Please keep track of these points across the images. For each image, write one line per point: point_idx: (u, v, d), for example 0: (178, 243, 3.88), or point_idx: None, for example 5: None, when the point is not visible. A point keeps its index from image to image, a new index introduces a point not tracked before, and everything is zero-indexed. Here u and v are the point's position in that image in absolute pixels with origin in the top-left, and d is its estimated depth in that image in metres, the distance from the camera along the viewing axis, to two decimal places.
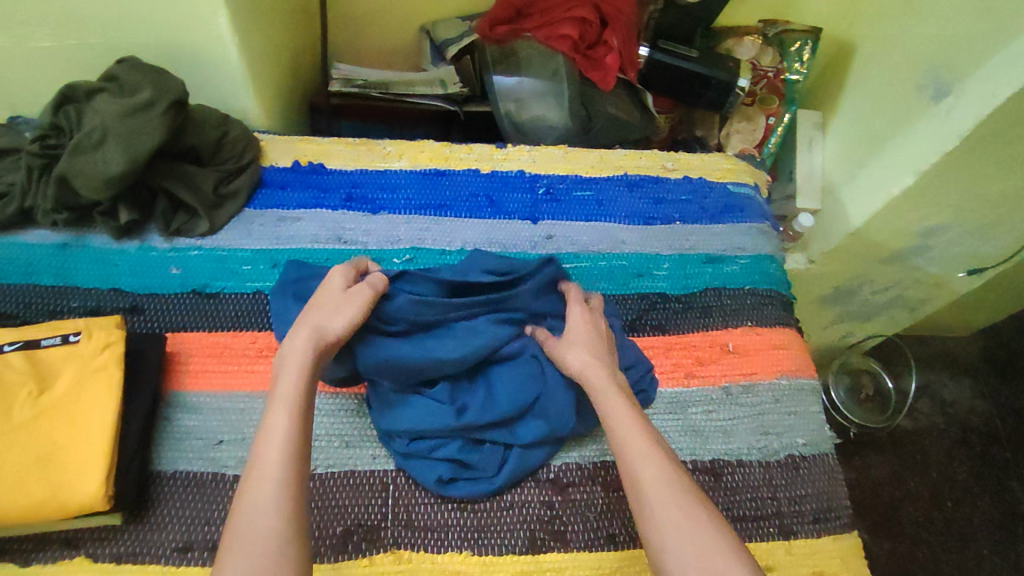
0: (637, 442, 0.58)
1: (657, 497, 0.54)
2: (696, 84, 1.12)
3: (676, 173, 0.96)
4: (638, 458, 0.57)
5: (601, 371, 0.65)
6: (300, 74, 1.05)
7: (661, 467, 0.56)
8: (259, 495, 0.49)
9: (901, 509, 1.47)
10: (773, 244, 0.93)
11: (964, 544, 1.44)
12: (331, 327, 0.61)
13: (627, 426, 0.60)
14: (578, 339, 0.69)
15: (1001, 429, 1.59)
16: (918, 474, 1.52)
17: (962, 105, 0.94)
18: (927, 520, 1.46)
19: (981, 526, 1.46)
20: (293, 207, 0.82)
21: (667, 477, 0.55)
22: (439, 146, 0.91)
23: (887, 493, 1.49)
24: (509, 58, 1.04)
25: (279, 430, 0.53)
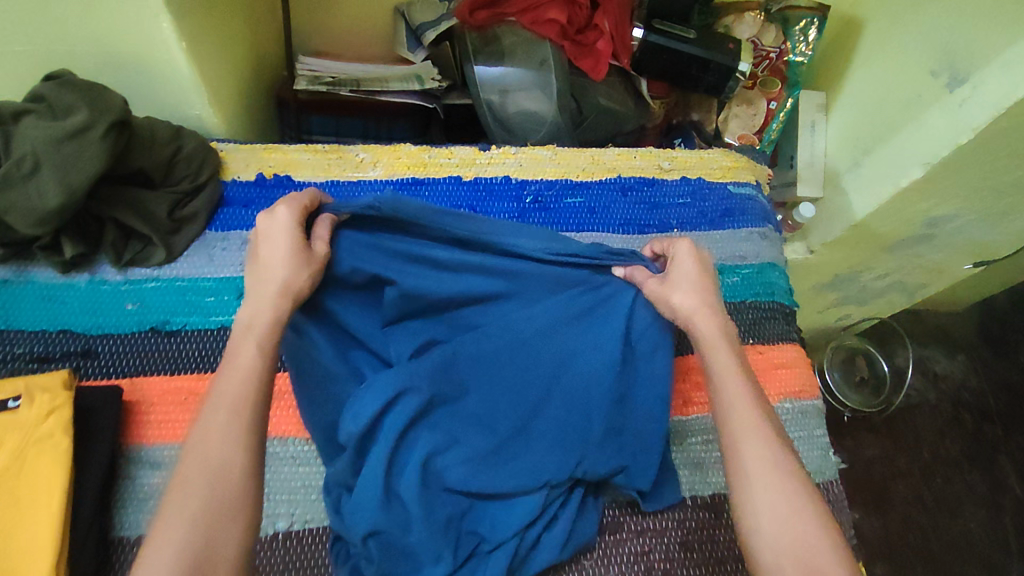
0: (741, 412, 0.59)
1: (758, 475, 0.55)
2: (694, 68, 1.04)
3: (673, 173, 0.90)
4: (743, 435, 0.57)
5: (709, 323, 0.64)
6: (265, 65, 0.96)
7: (763, 445, 0.57)
8: (222, 434, 0.51)
9: (892, 488, 1.48)
10: (776, 250, 0.88)
11: (953, 521, 1.46)
12: (292, 279, 0.58)
13: (732, 389, 0.60)
14: (688, 280, 0.67)
15: (991, 404, 1.60)
16: (909, 453, 1.52)
17: (979, 96, 0.88)
18: (917, 499, 1.47)
19: (971, 503, 1.48)
20: (258, 227, 0.76)
21: (769, 455, 0.56)
22: (417, 151, 0.84)
23: (878, 473, 1.49)
24: (491, 46, 0.94)
25: (244, 371, 0.54)
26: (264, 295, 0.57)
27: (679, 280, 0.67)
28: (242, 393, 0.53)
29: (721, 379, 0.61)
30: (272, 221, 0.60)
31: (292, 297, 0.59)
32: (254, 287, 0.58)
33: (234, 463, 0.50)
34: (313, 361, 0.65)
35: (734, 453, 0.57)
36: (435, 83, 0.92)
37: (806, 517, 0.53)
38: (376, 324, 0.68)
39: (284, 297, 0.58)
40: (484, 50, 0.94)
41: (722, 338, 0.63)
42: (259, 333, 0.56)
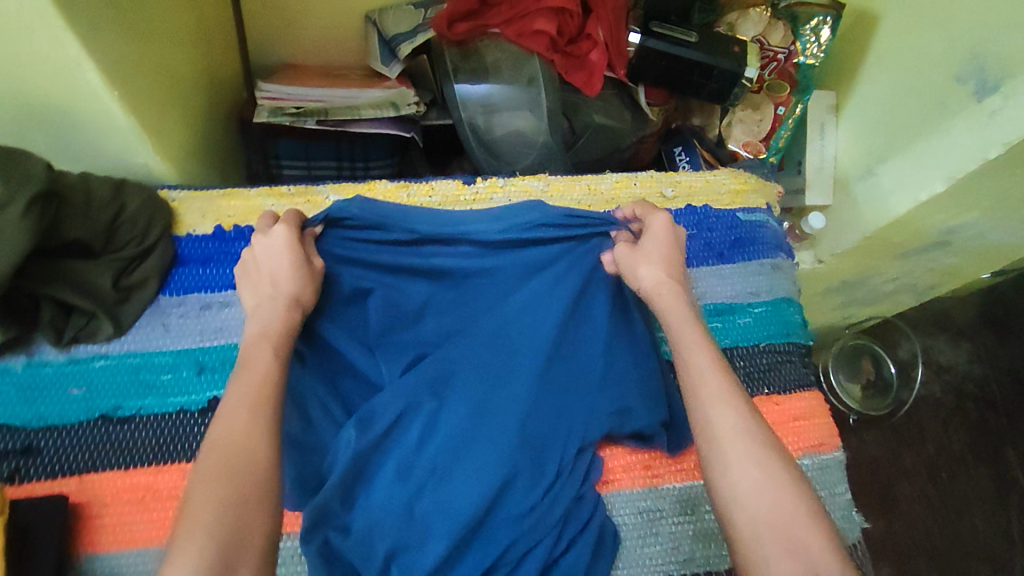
0: (708, 374, 0.55)
1: (728, 437, 0.52)
2: (696, 74, 0.95)
3: (676, 201, 0.83)
4: (711, 398, 0.54)
5: (670, 291, 0.62)
6: (221, 89, 0.86)
7: (734, 406, 0.53)
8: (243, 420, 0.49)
9: (896, 487, 1.41)
10: (790, 282, 0.81)
11: (957, 517, 1.39)
12: (300, 290, 0.60)
13: (697, 351, 0.57)
14: (650, 252, 0.65)
15: (997, 393, 1.51)
16: (914, 449, 1.45)
17: (1012, 108, 0.80)
18: (922, 496, 1.40)
19: (976, 498, 1.41)
20: (219, 287, 0.68)
21: (739, 415, 0.53)
22: (394, 189, 0.76)
23: (882, 471, 1.43)
24: (473, 62, 0.85)
25: (261, 369, 0.52)
26: (271, 304, 0.58)
27: (648, 251, 0.66)
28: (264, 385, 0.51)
29: (686, 343, 0.58)
30: (273, 240, 0.61)
31: (296, 305, 0.59)
32: (262, 304, 0.58)
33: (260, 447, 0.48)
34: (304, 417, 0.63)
35: (704, 416, 0.53)
36: (411, 108, 0.84)
37: (784, 480, 0.50)
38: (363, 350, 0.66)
39: (292, 305, 0.58)
40: (466, 69, 0.85)
41: (683, 303, 0.61)
42: (273, 338, 0.55)
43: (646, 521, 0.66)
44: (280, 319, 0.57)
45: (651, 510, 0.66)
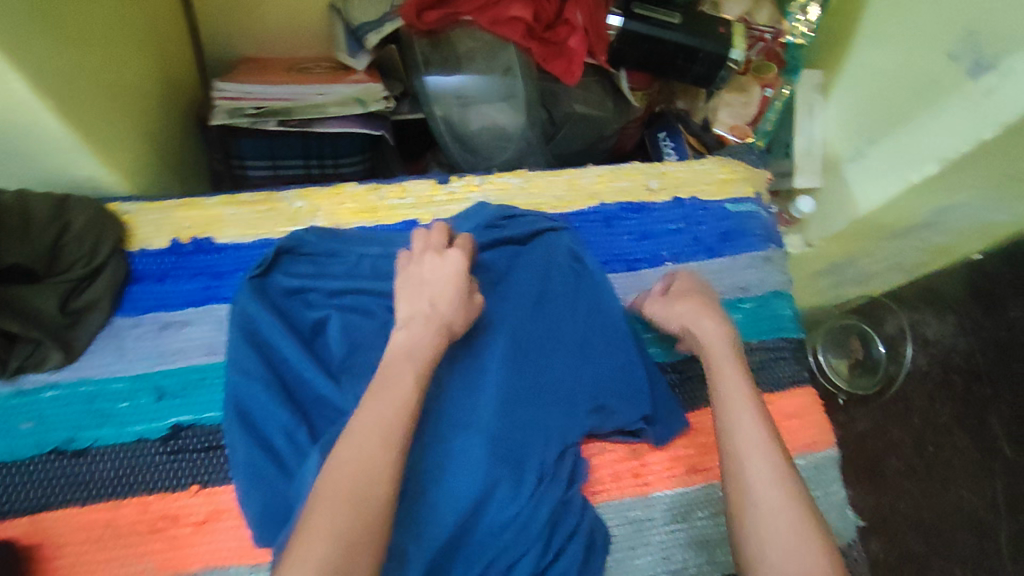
0: (745, 422, 0.53)
1: (761, 493, 0.49)
2: (680, 58, 0.91)
3: (663, 194, 0.79)
4: (748, 450, 0.51)
5: (714, 334, 0.60)
6: (174, 89, 0.81)
7: (770, 461, 0.51)
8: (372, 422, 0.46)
9: (883, 464, 1.12)
10: (780, 274, 0.78)
11: (946, 491, 1.07)
12: (448, 315, 0.56)
13: (737, 397, 0.55)
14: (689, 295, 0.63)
15: None
16: (899, 425, 1.13)
17: (1008, 86, 0.77)
18: (909, 475, 1.10)
19: (964, 469, 1.06)
20: (178, 305, 0.64)
21: (774, 470, 0.50)
22: (364, 192, 0.72)
23: (876, 449, 1.13)
24: (444, 53, 0.80)
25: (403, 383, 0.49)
26: (416, 325, 0.54)
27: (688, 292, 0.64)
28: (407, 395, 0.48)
29: (726, 388, 0.56)
30: (444, 263, 0.58)
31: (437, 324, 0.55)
32: (413, 322, 0.54)
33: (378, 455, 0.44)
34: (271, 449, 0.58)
35: (736, 466, 0.51)
36: (379, 105, 0.81)
37: (814, 547, 0.46)
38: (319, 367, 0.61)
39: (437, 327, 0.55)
40: (436, 60, 0.80)
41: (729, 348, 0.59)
42: (418, 359, 0.51)
43: (633, 532, 0.63)
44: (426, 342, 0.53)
45: (640, 521, 0.64)
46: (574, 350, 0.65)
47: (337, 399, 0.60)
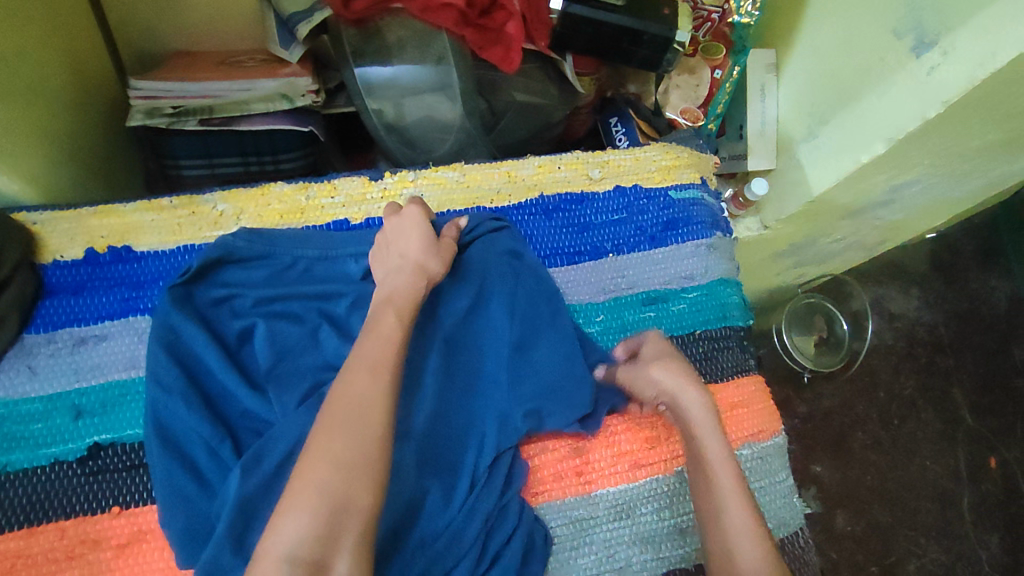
0: (733, 515, 0.56)
1: None
2: (626, 41, 0.87)
3: (605, 183, 0.77)
4: (736, 543, 0.55)
5: (698, 412, 0.62)
6: (89, 88, 0.77)
7: (758, 550, 0.54)
8: (330, 445, 0.48)
9: (850, 436, 1.30)
10: (726, 262, 0.77)
11: (909, 460, 1.29)
12: (432, 265, 0.61)
13: (725, 487, 0.58)
14: (661, 363, 0.64)
15: (945, 336, 1.38)
16: (866, 397, 1.33)
17: (949, 64, 0.75)
18: (875, 443, 1.29)
19: (926, 439, 1.30)
20: (94, 319, 0.61)
21: (763, 560, 0.53)
22: (291, 191, 0.69)
23: (838, 423, 1.30)
24: (373, 44, 0.76)
25: (363, 380, 0.51)
26: (402, 277, 0.59)
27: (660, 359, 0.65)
28: (371, 406, 0.49)
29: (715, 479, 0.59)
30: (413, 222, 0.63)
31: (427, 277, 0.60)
32: (390, 272, 0.60)
33: (346, 479, 0.47)
34: (194, 466, 0.56)
35: (727, 556, 0.55)
36: (304, 100, 0.81)
37: None
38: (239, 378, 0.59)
39: (423, 277, 0.60)
40: (368, 51, 0.77)
41: (715, 432, 0.61)
42: (398, 305, 0.57)
43: (574, 530, 0.62)
44: (413, 290, 0.58)
45: (581, 519, 0.63)
46: (515, 346, 0.65)
47: (263, 410, 0.59)
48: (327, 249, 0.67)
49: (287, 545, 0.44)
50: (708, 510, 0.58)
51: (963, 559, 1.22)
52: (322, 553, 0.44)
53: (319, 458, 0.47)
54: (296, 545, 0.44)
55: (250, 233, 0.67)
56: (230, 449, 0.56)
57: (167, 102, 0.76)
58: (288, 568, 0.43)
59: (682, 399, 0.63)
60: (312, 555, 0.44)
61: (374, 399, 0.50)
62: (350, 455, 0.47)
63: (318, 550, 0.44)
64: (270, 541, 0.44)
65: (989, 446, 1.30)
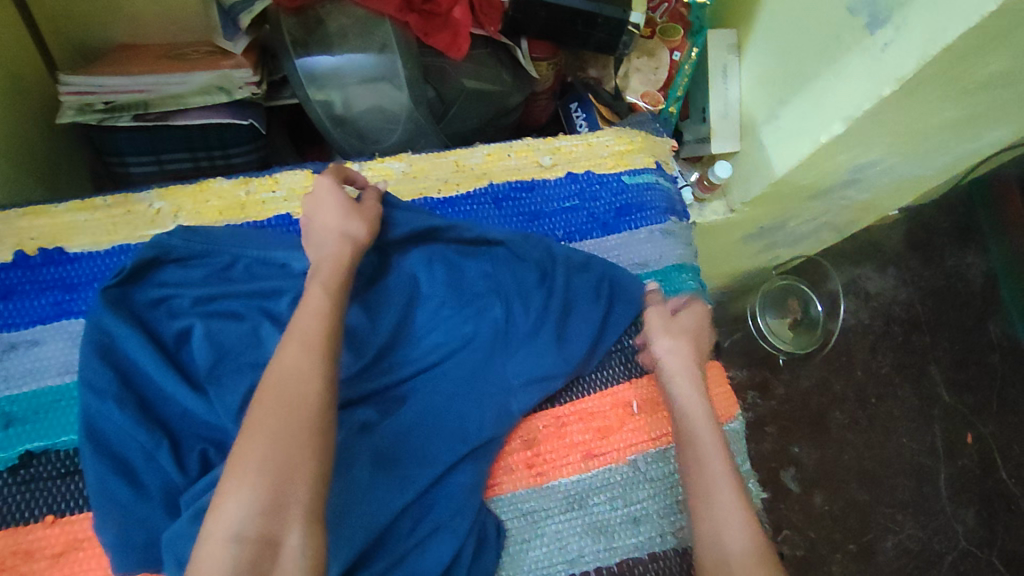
0: (713, 465, 0.57)
1: (728, 527, 0.53)
2: (579, 23, 0.83)
3: (555, 170, 0.76)
4: (715, 489, 0.55)
5: (686, 374, 0.64)
6: (13, 85, 0.75)
7: (736, 500, 0.54)
8: (252, 446, 0.46)
9: (827, 415, 1.30)
10: (682, 247, 0.76)
11: (886, 438, 1.29)
12: (356, 228, 0.60)
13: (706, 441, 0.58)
14: (677, 329, 0.66)
15: (922, 315, 1.38)
16: (844, 375, 1.33)
17: (901, 40, 0.73)
18: (852, 422, 1.30)
19: (903, 417, 1.31)
20: (25, 324, 0.60)
21: (739, 509, 0.54)
22: (230, 188, 0.68)
23: (814, 403, 1.31)
24: (315, 33, 0.75)
25: (287, 377, 0.49)
26: (331, 244, 0.58)
27: (675, 325, 0.67)
28: (299, 402, 0.48)
29: (696, 433, 0.59)
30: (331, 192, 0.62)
31: (354, 241, 0.60)
32: (319, 242, 0.59)
33: (273, 473, 0.45)
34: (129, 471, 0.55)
35: (705, 503, 0.55)
36: (244, 92, 0.79)
37: None
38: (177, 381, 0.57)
39: (350, 242, 0.59)
40: (310, 38, 0.75)
41: (700, 397, 0.62)
42: (335, 289, 0.55)
43: (525, 521, 0.62)
44: (339, 254, 0.58)
45: (532, 510, 0.62)
46: (461, 331, 0.65)
47: (205, 412, 0.56)
48: (269, 245, 0.65)
49: (235, 524, 0.43)
50: (691, 455, 0.58)
51: (940, 535, 1.23)
52: (273, 528, 0.44)
53: (237, 468, 0.45)
54: (244, 523, 0.43)
55: (188, 230, 0.65)
56: (168, 454, 0.55)
57: (99, 97, 0.74)
58: (236, 548, 0.42)
59: (671, 360, 0.65)
60: (258, 531, 0.43)
61: (298, 402, 0.47)
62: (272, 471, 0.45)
63: (267, 527, 0.43)
64: (214, 523, 0.43)
65: (967, 423, 1.30)
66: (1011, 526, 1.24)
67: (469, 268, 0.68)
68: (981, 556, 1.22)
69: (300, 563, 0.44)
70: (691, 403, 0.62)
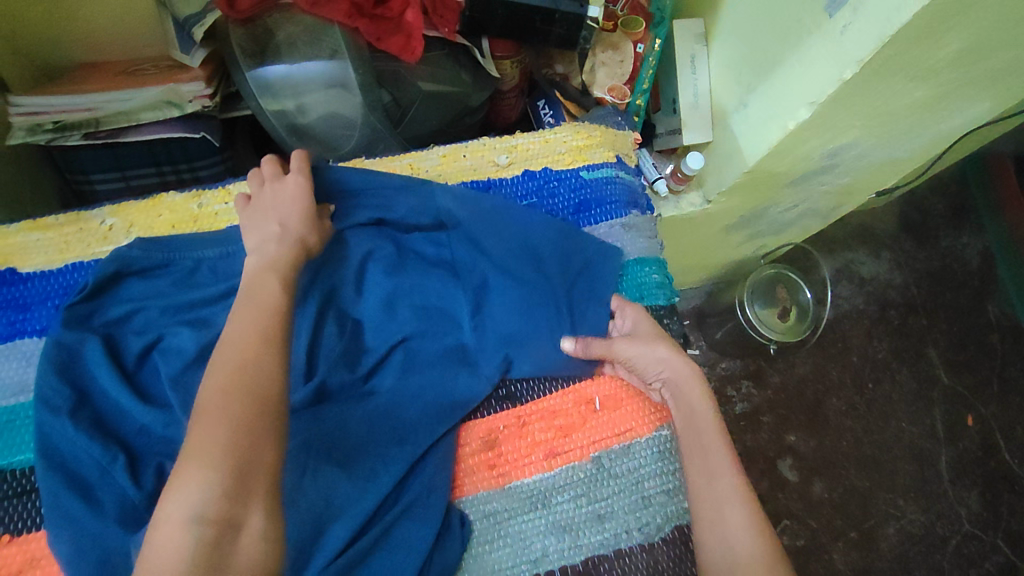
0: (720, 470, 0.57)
1: (737, 532, 0.54)
2: (538, 19, 0.81)
3: (512, 169, 0.76)
4: (722, 493, 0.56)
5: (685, 373, 0.63)
6: None
7: (742, 502, 0.55)
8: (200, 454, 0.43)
9: (824, 403, 1.29)
10: (645, 238, 0.76)
11: (885, 424, 1.27)
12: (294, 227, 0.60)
13: (711, 444, 0.59)
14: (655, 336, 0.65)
15: (918, 298, 1.36)
16: (839, 362, 1.31)
17: (859, 22, 0.71)
18: (850, 409, 1.28)
19: (902, 402, 1.29)
20: None
21: (746, 512, 0.55)
22: (182, 200, 0.68)
23: (810, 391, 1.29)
24: (266, 44, 0.75)
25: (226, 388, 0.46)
26: (270, 244, 0.57)
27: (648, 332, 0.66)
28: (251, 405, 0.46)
29: (701, 437, 0.60)
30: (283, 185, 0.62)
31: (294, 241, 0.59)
32: (265, 239, 0.58)
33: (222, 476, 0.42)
34: None
35: (714, 508, 0.56)
36: (195, 105, 0.78)
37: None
38: (128, 396, 0.56)
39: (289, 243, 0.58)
40: (264, 52, 0.75)
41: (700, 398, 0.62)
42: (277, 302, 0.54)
43: (490, 520, 0.61)
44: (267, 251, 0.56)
45: (495, 511, 0.62)
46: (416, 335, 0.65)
47: (162, 427, 0.55)
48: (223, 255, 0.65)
49: (192, 507, 0.41)
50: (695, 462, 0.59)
51: (943, 519, 1.21)
52: (234, 511, 0.42)
53: None
54: (203, 506, 0.41)
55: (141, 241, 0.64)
56: (122, 469, 0.53)
57: (49, 117, 0.74)
58: (198, 530, 0.41)
59: (666, 367, 0.64)
60: (220, 514, 0.41)
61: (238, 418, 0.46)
62: (232, 458, 0.43)
63: (226, 509, 0.42)
64: (172, 506, 0.41)
65: (966, 404, 1.29)
66: (1015, 507, 1.22)
67: (422, 279, 0.68)
68: (985, 539, 1.20)
69: (261, 544, 0.42)
70: (684, 392, 0.63)
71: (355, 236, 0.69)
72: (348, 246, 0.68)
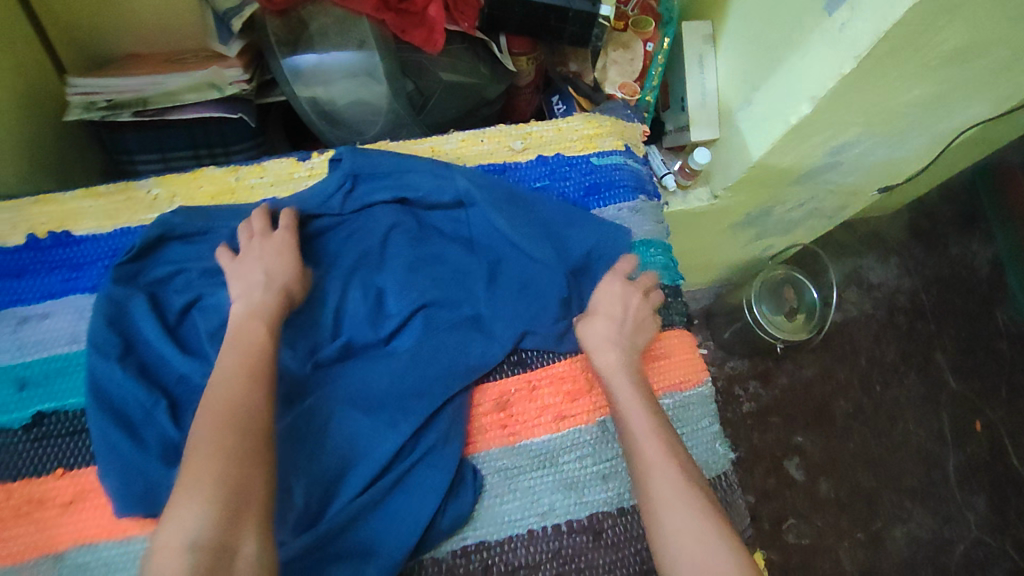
0: (648, 445, 0.58)
1: (666, 502, 0.54)
2: (553, 18, 0.86)
3: (526, 153, 0.81)
4: (649, 467, 0.56)
5: (615, 359, 0.66)
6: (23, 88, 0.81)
7: (672, 471, 0.56)
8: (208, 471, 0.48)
9: (833, 404, 1.30)
10: (652, 222, 0.80)
11: (892, 425, 1.29)
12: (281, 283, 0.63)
13: (637, 423, 0.60)
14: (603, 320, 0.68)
15: (926, 303, 1.39)
16: (847, 363, 1.33)
17: (857, 19, 0.75)
18: (857, 410, 1.30)
19: (909, 403, 1.31)
20: (36, 299, 0.65)
21: (680, 481, 0.55)
22: (222, 173, 0.74)
23: (817, 391, 1.31)
24: (298, 35, 0.81)
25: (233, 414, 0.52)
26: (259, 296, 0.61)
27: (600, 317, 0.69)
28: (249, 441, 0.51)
29: (628, 416, 0.61)
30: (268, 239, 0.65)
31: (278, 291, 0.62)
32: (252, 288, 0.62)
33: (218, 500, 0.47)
34: None
35: (643, 484, 0.56)
36: (234, 88, 0.83)
37: (717, 545, 0.51)
38: (171, 347, 0.61)
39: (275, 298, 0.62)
40: (297, 42, 0.81)
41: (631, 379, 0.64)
42: None
43: (502, 476, 0.65)
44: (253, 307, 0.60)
45: (507, 467, 0.66)
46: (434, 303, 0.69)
47: (200, 376, 0.60)
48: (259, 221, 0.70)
49: (189, 535, 0.46)
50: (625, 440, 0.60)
51: (950, 521, 1.22)
52: (227, 540, 0.46)
53: None
54: (197, 533, 0.46)
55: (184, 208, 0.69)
56: (165, 412, 0.58)
57: (103, 95, 0.80)
58: (191, 558, 0.45)
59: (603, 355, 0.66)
60: (213, 541, 0.46)
61: None
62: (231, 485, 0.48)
63: (221, 538, 0.46)
64: (170, 532, 0.46)
65: (973, 409, 1.31)
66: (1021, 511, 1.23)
67: (444, 251, 0.73)
68: (993, 543, 1.21)
69: (255, 559, 0.47)
70: (615, 376, 0.65)
71: (380, 211, 0.73)
72: (373, 219, 0.73)
